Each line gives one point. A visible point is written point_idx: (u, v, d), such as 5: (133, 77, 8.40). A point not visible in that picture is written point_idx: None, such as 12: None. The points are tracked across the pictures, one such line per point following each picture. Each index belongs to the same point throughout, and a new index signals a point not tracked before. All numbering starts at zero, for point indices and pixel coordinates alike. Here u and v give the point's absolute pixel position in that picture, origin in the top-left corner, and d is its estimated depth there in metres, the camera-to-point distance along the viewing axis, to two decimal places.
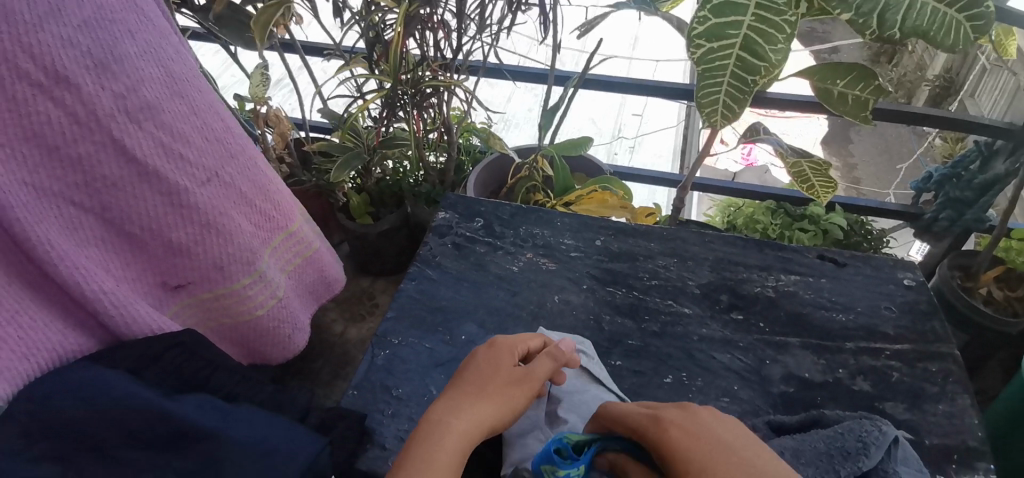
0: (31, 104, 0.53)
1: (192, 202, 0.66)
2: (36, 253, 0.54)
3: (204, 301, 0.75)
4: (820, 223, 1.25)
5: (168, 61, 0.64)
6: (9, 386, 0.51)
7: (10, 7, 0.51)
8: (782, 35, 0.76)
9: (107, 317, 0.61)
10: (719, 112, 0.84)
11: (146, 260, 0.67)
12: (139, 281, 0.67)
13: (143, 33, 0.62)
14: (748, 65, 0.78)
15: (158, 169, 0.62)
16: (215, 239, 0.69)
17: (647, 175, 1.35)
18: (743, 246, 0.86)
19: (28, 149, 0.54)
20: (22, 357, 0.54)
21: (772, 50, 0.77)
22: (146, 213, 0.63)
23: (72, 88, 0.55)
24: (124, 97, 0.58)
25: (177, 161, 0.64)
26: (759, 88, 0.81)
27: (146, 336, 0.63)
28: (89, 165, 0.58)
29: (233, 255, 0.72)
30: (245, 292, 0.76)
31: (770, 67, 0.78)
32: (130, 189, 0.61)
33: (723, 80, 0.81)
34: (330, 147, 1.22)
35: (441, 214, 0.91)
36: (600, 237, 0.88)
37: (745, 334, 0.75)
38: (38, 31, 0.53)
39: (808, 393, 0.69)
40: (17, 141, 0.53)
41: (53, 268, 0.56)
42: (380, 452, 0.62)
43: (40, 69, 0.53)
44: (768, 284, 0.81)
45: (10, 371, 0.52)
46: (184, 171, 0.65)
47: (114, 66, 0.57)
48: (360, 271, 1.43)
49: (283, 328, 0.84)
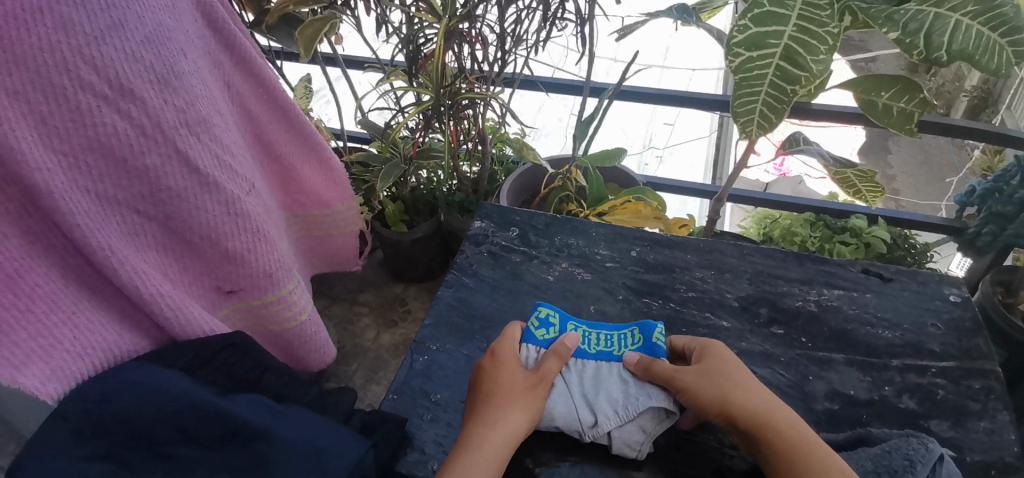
0: (98, 115, 0.56)
1: (243, 210, 0.69)
2: (99, 257, 0.57)
3: (252, 306, 0.78)
4: (862, 236, 1.22)
5: (209, 81, 0.68)
6: (61, 384, 0.55)
7: (72, 19, 0.53)
8: (824, 46, 0.75)
9: (164, 319, 0.64)
10: (754, 122, 0.83)
11: (196, 265, 0.70)
12: (187, 285, 0.70)
13: (194, 51, 0.65)
14: (786, 76, 0.78)
15: (216, 179, 0.65)
16: (263, 246, 0.73)
17: (682, 186, 1.33)
18: (783, 259, 0.85)
19: (95, 159, 0.57)
20: (77, 355, 0.57)
21: (813, 61, 0.76)
22: (203, 222, 0.66)
23: (137, 101, 0.58)
24: (183, 111, 0.62)
25: (228, 172, 0.68)
26: (797, 99, 0.80)
27: (202, 336, 0.66)
28: (152, 175, 0.61)
29: (276, 262, 0.76)
30: (291, 298, 0.80)
31: (810, 77, 0.77)
32: (191, 199, 0.64)
33: (760, 89, 0.80)
34: (368, 157, 1.25)
35: (478, 223, 0.93)
36: (636, 248, 0.88)
37: (786, 348, 0.74)
38: (103, 45, 0.55)
39: (853, 411, 0.67)
40: (84, 151, 0.56)
41: (114, 273, 0.59)
42: (419, 455, 0.63)
43: (104, 82, 0.56)
44: (809, 298, 0.80)
45: (64, 370, 0.56)
46: (234, 181, 0.69)
47: (174, 82, 0.61)
48: (395, 278, 1.46)
49: (322, 335, 0.88)
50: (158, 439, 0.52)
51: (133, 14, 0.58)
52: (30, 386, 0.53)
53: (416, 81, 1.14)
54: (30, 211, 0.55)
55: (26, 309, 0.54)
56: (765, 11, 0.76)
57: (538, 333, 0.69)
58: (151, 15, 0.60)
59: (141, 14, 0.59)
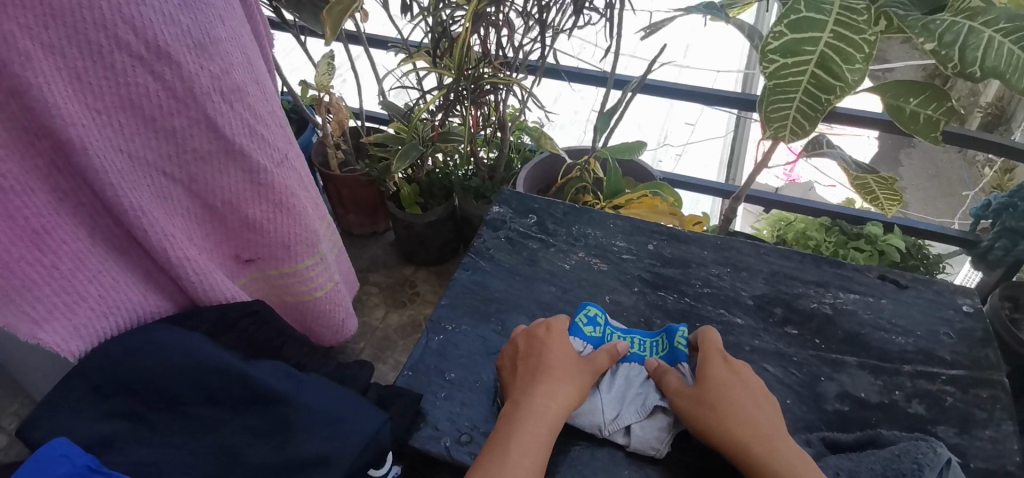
0: (132, 76, 0.55)
1: (269, 181, 0.69)
2: (129, 218, 0.58)
3: (270, 276, 0.80)
4: (876, 243, 1.23)
5: (247, 48, 0.66)
6: (86, 341, 0.58)
7: None
8: (860, 55, 0.74)
9: (187, 283, 0.65)
10: (788, 128, 0.83)
11: (220, 229, 0.71)
12: (212, 247, 0.72)
13: (232, 19, 0.63)
14: (822, 85, 0.76)
15: (245, 148, 0.65)
16: (286, 218, 0.73)
17: (697, 184, 1.33)
18: (800, 261, 0.85)
19: (128, 119, 0.57)
20: (104, 312, 0.59)
21: (849, 70, 0.75)
22: (228, 188, 0.67)
23: (172, 65, 0.57)
24: (219, 78, 0.60)
25: (259, 142, 0.67)
26: (832, 107, 0.78)
27: (222, 303, 0.68)
28: (181, 139, 0.61)
29: (299, 236, 0.76)
30: (307, 273, 0.81)
31: (845, 86, 0.76)
32: (216, 165, 0.65)
33: (795, 96, 0.79)
34: (386, 138, 1.25)
35: (495, 208, 0.93)
36: (653, 241, 0.88)
37: (798, 348, 0.74)
38: (140, 4, 0.53)
39: (863, 414, 0.68)
40: (117, 111, 0.56)
41: (143, 234, 0.60)
42: (433, 431, 0.65)
43: (141, 42, 0.54)
44: (825, 300, 0.80)
45: (89, 326, 0.58)
46: (264, 152, 0.68)
47: (210, 47, 0.59)
48: (405, 260, 1.47)
49: (338, 311, 0.89)
50: (186, 399, 0.54)
51: None
52: (52, 341, 0.55)
53: (439, 63, 1.13)
54: (58, 167, 0.55)
55: (54, 264, 0.55)
56: (801, 18, 0.74)
57: (585, 329, 0.71)
58: None
59: None
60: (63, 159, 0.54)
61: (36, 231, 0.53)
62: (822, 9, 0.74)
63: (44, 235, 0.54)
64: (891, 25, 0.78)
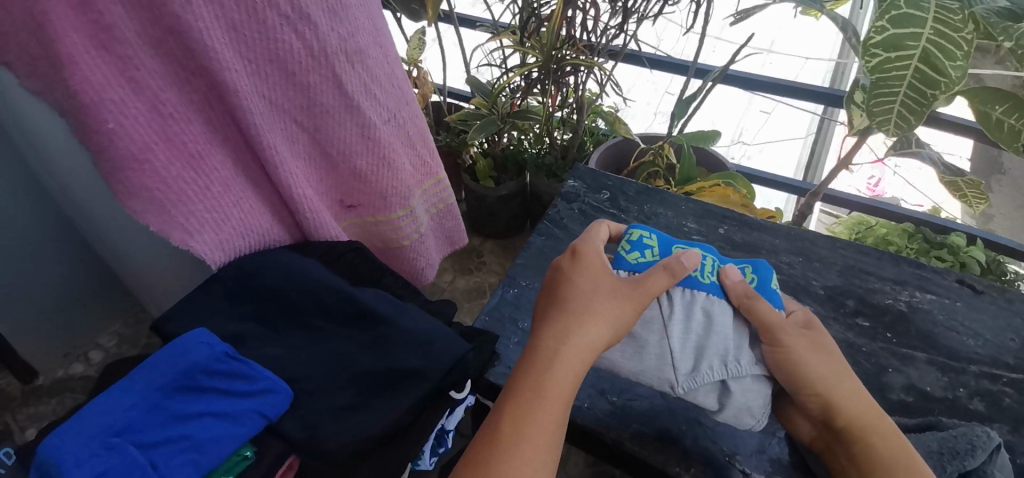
0: (279, 33, 0.63)
1: (376, 137, 0.78)
2: (265, 156, 0.67)
3: (366, 222, 0.88)
4: (961, 254, 1.17)
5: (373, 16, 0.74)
6: (227, 256, 0.68)
7: None
8: (961, 52, 0.75)
9: (304, 219, 0.75)
10: (892, 121, 0.82)
11: (330, 176, 0.80)
12: (322, 194, 0.81)
13: None
14: (927, 81, 0.77)
15: (359, 104, 0.73)
16: (387, 172, 0.81)
17: (770, 179, 1.31)
18: (876, 257, 0.84)
19: (271, 71, 0.65)
20: (241, 237, 0.69)
21: (953, 67, 0.75)
22: (342, 139, 0.76)
23: (311, 26, 0.65)
24: (346, 40, 0.68)
25: (371, 100, 0.75)
26: (937, 102, 0.79)
27: (331, 239, 0.77)
28: (311, 93, 0.70)
29: (396, 189, 0.84)
30: (398, 223, 0.88)
31: (950, 82, 0.76)
32: (335, 118, 0.73)
33: (900, 90, 0.79)
34: (467, 113, 1.30)
35: (570, 182, 0.98)
36: (724, 225, 0.90)
37: (867, 339, 0.74)
38: None
39: (924, 406, 0.68)
40: (264, 64, 0.65)
41: (274, 172, 0.69)
42: (504, 369, 0.71)
43: (289, 4, 0.62)
44: (899, 297, 0.79)
45: (229, 246, 0.68)
46: (374, 109, 0.76)
47: (342, 13, 0.67)
48: (474, 231, 1.55)
49: (419, 261, 0.96)
50: (303, 310, 0.64)
51: None
52: (200, 249, 0.64)
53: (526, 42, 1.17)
54: (210, 103, 0.63)
55: (204, 187, 0.63)
56: (902, 13, 0.75)
57: (630, 256, 0.67)
58: None
59: None
60: (215, 96, 0.62)
61: (194, 156, 0.62)
62: (922, 4, 0.75)
63: (199, 160, 0.62)
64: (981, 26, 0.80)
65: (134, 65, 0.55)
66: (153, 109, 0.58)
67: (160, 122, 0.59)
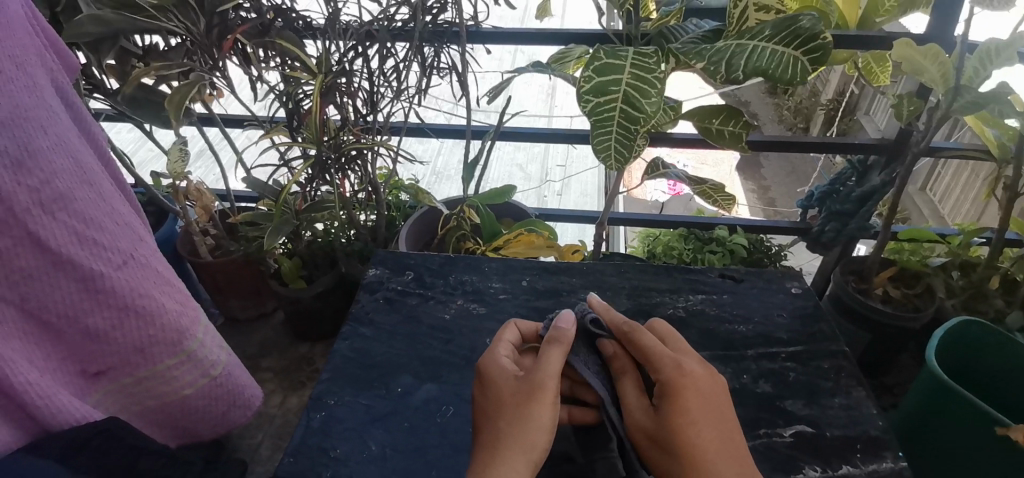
0: (16, 216, 0.70)
1: (106, 285, 0.78)
2: (55, 317, 0.76)
3: (125, 385, 0.87)
4: (923, 279, 1.27)
5: (77, 154, 0.78)
6: (70, 420, 0.76)
7: (19, 141, 0.70)
8: (654, 90, 0.94)
9: (34, 408, 0.72)
10: (613, 156, 1.00)
11: (140, 329, 0.83)
12: (142, 341, 0.84)
13: (54, 128, 0.75)
14: (630, 116, 0.95)
15: (95, 238, 0.77)
16: (135, 322, 0.82)
17: (738, 239, 1.41)
18: (808, 335, 0.92)
19: (28, 249, 0.72)
20: (62, 410, 0.75)
21: (648, 102, 0.94)
22: (130, 285, 0.80)
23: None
24: (37, 190, 0.71)
25: (89, 247, 0.76)
26: (906, 118, 1.13)
27: (85, 416, 0.77)
28: (62, 265, 0.74)
29: (156, 339, 0.85)
30: (172, 372, 0.89)
31: (899, 106, 1.12)
32: (47, 278, 0.74)
33: (901, 102, 1.12)
34: (453, 229, 1.35)
35: (536, 303, 0.97)
36: (677, 318, 0.94)
37: (821, 414, 0.80)
38: (22, 149, 0.70)
39: (880, 470, 0.73)
40: (24, 243, 0.71)
41: (55, 326, 0.77)
42: None
43: (17, 185, 0.69)
44: (828, 363, 0.87)
45: (67, 414, 0.75)
46: (99, 256, 0.77)
47: (29, 164, 0.70)
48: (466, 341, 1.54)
49: (218, 405, 0.98)
50: None
51: (24, 132, 0.71)
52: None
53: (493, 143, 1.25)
54: (9, 280, 0.72)
55: (83, 302, 0.77)
56: (603, 64, 0.95)
57: None
58: (35, 124, 0.73)
59: (22, 126, 0.71)
60: (75, 231, 0.75)
61: (80, 279, 0.76)
62: (791, 143, 1.34)
63: (93, 280, 0.77)
64: (903, 104, 1.12)
65: (12, 209, 0.69)
66: (32, 244, 0.72)
67: (44, 253, 0.73)
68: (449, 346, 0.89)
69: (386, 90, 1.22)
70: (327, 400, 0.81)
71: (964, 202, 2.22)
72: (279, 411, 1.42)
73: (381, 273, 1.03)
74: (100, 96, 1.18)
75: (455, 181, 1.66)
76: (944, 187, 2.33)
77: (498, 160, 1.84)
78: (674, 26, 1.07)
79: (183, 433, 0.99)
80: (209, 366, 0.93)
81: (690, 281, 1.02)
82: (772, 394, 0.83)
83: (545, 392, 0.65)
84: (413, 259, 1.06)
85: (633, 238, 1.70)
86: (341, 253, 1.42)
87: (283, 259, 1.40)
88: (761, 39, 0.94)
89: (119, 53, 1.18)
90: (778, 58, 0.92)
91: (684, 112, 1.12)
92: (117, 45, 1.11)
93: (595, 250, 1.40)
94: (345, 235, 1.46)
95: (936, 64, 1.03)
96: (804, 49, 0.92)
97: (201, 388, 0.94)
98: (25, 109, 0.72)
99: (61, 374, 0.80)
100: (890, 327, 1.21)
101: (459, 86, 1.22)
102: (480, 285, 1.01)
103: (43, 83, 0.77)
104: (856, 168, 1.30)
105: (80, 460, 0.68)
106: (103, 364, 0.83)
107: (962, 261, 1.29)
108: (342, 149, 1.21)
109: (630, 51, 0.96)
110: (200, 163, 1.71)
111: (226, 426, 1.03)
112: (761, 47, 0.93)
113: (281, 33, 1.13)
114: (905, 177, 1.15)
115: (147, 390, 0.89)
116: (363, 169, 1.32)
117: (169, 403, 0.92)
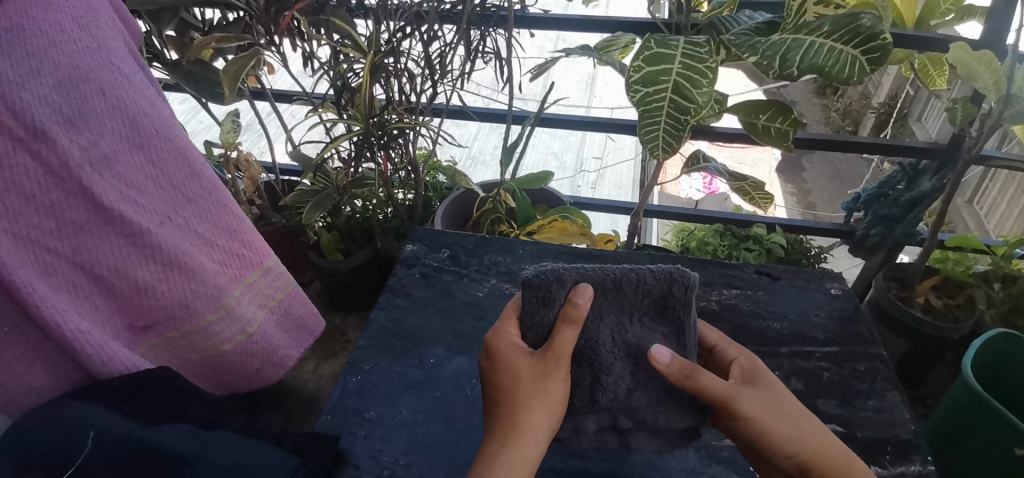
0: (75, 171, 0.73)
1: (154, 241, 0.82)
2: (107, 271, 0.80)
3: (169, 338, 0.92)
4: (967, 290, 1.23)
5: (135, 116, 0.81)
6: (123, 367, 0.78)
7: (77, 101, 0.74)
8: (705, 81, 0.93)
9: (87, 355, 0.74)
10: (660, 147, 0.99)
11: (183, 284, 0.87)
12: (184, 296, 0.88)
13: (113, 91, 0.79)
14: (680, 108, 0.95)
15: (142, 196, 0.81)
16: (179, 277, 0.86)
17: (776, 238, 1.38)
18: (844, 337, 0.90)
19: (83, 204, 0.75)
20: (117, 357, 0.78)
21: (699, 93, 0.93)
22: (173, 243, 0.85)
23: (49, 143, 0.71)
24: (88, 150, 0.75)
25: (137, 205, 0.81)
26: (958, 125, 1.08)
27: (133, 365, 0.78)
28: (114, 220, 0.78)
29: (198, 293, 0.90)
30: (213, 327, 0.94)
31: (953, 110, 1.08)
32: (99, 232, 0.78)
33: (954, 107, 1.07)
34: (487, 212, 1.37)
35: None
36: (709, 310, 0.94)
37: (853, 415, 0.79)
38: (77, 111, 0.74)
39: (912, 474, 0.72)
40: (80, 198, 0.75)
41: (109, 279, 0.80)
42: None
43: (74, 144, 0.74)
44: (864, 365, 0.86)
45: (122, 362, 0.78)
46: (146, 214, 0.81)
47: (80, 122, 0.74)
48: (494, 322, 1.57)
49: (255, 361, 1.03)
50: None
51: (81, 93, 0.75)
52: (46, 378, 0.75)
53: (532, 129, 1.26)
54: (64, 233, 0.75)
55: (133, 256, 0.82)
56: (654, 54, 0.95)
57: None
58: (92, 86, 0.76)
59: (81, 87, 0.75)
60: (121, 189, 0.79)
61: (130, 234, 0.80)
62: (838, 141, 1.30)
63: (142, 237, 0.81)
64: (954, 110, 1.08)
65: (68, 165, 0.73)
66: (86, 199, 0.75)
67: (97, 208, 0.76)
68: (481, 323, 0.92)
69: (429, 73, 1.24)
70: (363, 365, 0.84)
71: (1013, 216, 2.11)
72: (312, 376, 1.48)
73: (418, 249, 1.06)
74: (159, 66, 1.23)
75: (490, 166, 1.67)
76: (992, 200, 2.22)
77: (534, 147, 1.84)
78: (725, 17, 1.05)
79: (222, 385, 1.04)
80: (246, 324, 0.98)
81: (724, 275, 1.01)
82: (805, 392, 0.82)
83: (557, 371, 0.64)
84: (448, 238, 1.08)
85: (666, 232, 1.69)
86: (378, 229, 1.46)
87: (323, 231, 1.45)
88: (818, 35, 0.91)
89: (180, 25, 1.23)
90: (834, 54, 0.90)
91: (728, 105, 1.10)
92: (177, 17, 1.16)
93: (628, 241, 1.40)
94: (383, 213, 1.50)
95: (990, 71, 0.98)
96: (861, 49, 0.90)
97: (239, 344, 0.99)
98: (84, 69, 0.76)
99: (112, 326, 0.84)
100: (929, 336, 1.17)
101: (502, 72, 1.23)
102: (513, 267, 1.03)
103: (108, 44, 0.82)
104: (907, 171, 1.25)
105: (135, 401, 0.73)
106: (149, 319, 0.88)
107: (1009, 274, 1.24)
108: (386, 128, 1.24)
109: (682, 41, 0.95)
110: (248, 136, 1.78)
111: (260, 382, 1.08)
112: (818, 44, 0.91)
113: (333, 11, 1.16)
114: (955, 185, 1.10)
115: (191, 344, 0.94)
116: (404, 148, 1.35)
117: (209, 357, 0.97)
